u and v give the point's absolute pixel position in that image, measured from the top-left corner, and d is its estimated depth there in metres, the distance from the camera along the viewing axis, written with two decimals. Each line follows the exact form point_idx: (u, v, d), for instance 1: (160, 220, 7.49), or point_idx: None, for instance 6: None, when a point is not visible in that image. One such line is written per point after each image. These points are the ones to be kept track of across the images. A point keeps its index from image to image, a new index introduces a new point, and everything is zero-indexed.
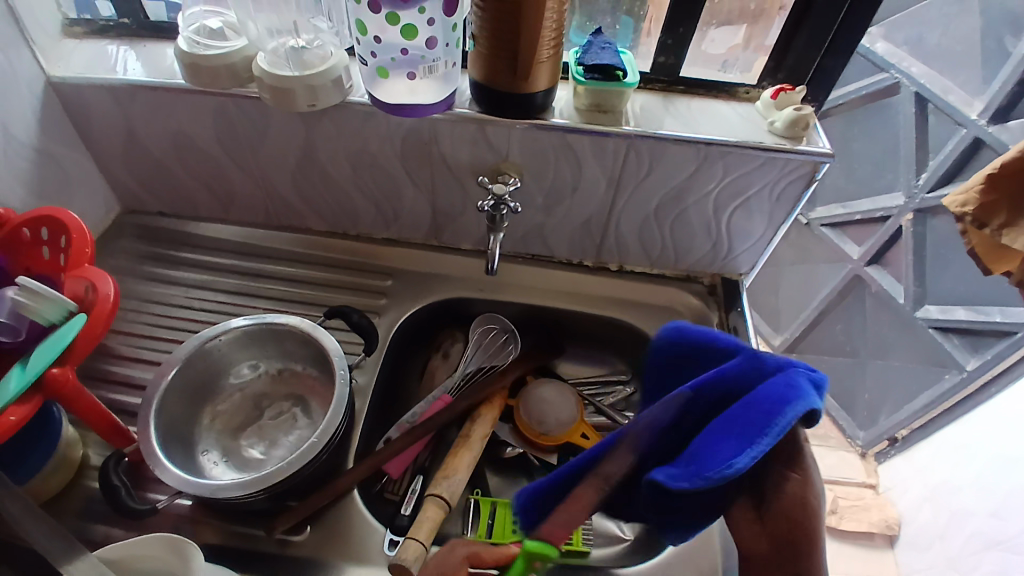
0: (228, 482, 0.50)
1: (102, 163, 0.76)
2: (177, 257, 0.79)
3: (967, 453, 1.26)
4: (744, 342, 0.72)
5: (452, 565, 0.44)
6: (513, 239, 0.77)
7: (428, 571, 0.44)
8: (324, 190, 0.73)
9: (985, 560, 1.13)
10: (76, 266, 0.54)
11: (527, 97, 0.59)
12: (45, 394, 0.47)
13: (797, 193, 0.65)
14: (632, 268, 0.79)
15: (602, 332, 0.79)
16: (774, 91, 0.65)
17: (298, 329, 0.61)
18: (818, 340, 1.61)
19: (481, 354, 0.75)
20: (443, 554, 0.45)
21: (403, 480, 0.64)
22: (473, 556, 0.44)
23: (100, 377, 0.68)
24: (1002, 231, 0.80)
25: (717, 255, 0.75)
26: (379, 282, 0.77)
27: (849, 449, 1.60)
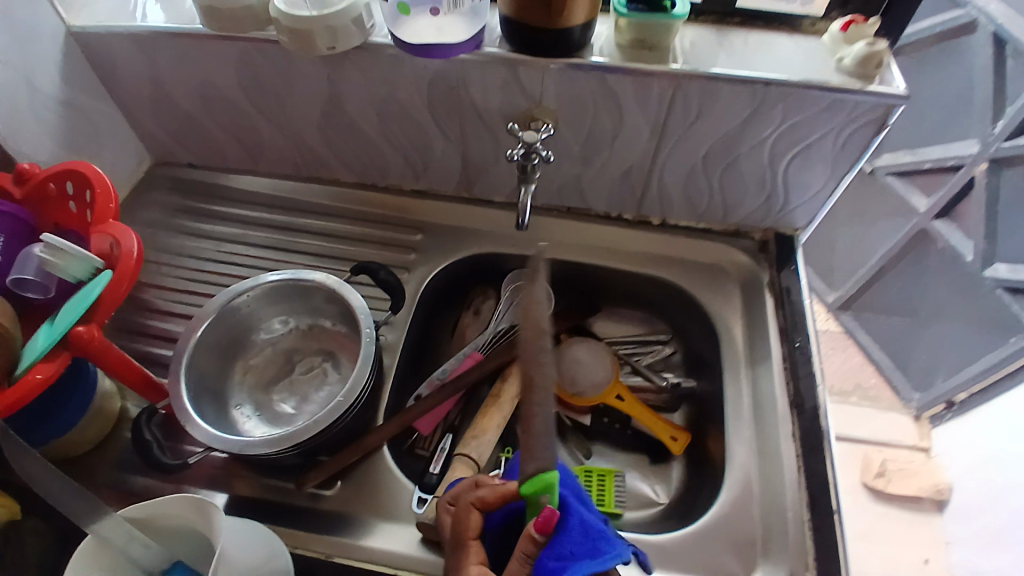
0: (256, 439, 0.51)
1: (130, 115, 0.75)
2: (210, 209, 0.79)
3: None
4: (797, 304, 0.67)
5: (461, 512, 0.46)
6: (548, 191, 0.72)
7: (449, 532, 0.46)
8: (350, 142, 0.70)
9: None
10: (102, 222, 0.54)
11: (563, 33, 0.54)
12: (72, 351, 0.48)
13: (865, 140, 0.58)
14: (675, 222, 0.74)
15: (641, 290, 0.74)
16: (845, 22, 0.58)
17: (325, 285, 0.59)
18: (876, 299, 1.50)
19: (515, 311, 0.72)
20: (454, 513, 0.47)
21: (433, 436, 0.64)
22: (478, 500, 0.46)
23: (137, 331, 0.70)
24: None
25: (770, 208, 0.69)
26: (409, 236, 0.75)
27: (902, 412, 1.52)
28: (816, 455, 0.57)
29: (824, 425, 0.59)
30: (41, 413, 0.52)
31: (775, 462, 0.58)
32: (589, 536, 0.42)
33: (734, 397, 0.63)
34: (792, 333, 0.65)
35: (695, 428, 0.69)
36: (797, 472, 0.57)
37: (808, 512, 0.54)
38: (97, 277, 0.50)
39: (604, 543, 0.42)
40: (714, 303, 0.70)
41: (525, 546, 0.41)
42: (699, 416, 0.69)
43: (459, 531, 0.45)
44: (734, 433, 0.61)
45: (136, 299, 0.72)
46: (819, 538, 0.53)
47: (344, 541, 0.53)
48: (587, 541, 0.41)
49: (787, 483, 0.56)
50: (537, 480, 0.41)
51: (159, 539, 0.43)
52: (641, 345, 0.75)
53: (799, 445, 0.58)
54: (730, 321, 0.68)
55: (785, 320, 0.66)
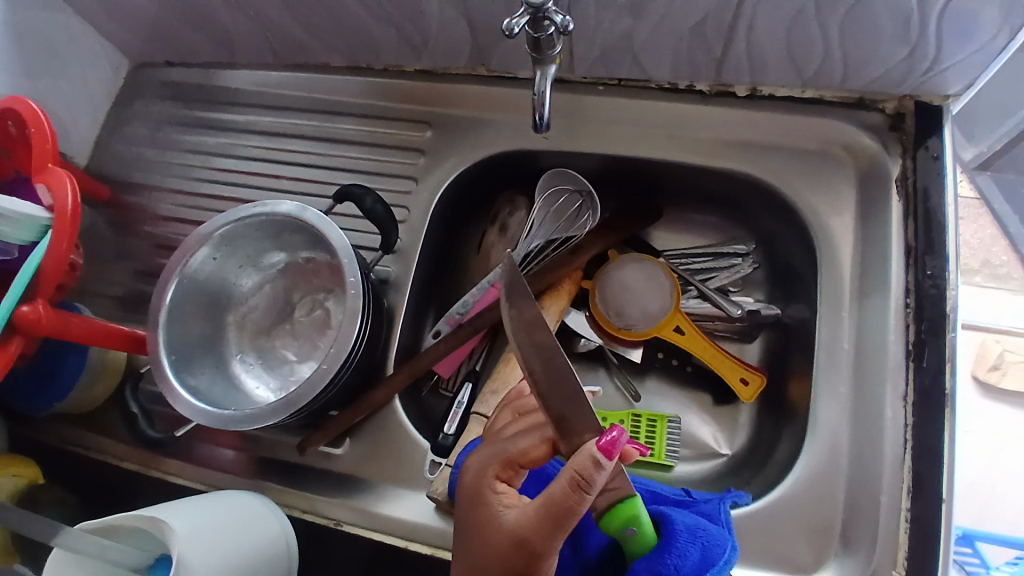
0: (237, 413, 0.44)
1: (81, 12, 0.62)
2: (195, 114, 0.67)
3: None
4: (936, 213, 0.47)
5: (489, 471, 0.38)
6: (589, 61, 0.54)
7: (477, 498, 0.37)
8: (326, 17, 0.54)
9: None
10: (41, 168, 0.47)
11: None
12: (25, 334, 0.42)
13: None
14: (769, 91, 0.53)
15: (715, 188, 0.57)
16: None
17: (302, 219, 0.48)
18: None
19: (550, 223, 0.59)
20: (478, 476, 0.38)
21: (456, 378, 0.55)
22: (510, 459, 0.38)
23: (151, 269, 0.66)
24: None
25: (914, 67, 0.47)
26: (417, 134, 0.60)
27: None
28: (933, 426, 0.43)
29: (950, 384, 0.44)
30: (43, 376, 0.52)
31: (875, 430, 0.45)
32: (694, 536, 0.38)
33: (830, 342, 0.49)
34: (923, 255, 0.47)
35: (776, 366, 0.55)
36: (903, 447, 0.44)
37: (908, 500, 0.43)
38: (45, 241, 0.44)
39: (712, 545, 0.38)
40: (813, 209, 0.52)
41: (580, 463, 0.33)
42: (782, 352, 0.55)
43: (499, 453, 0.38)
44: (824, 387, 0.48)
45: (147, 234, 0.67)
46: (918, 531, 0.42)
47: (352, 506, 0.48)
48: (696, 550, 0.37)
49: (887, 460, 0.44)
50: (616, 512, 0.37)
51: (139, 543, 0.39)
52: (714, 260, 0.59)
53: (912, 411, 0.44)
54: (835, 236, 0.51)
55: (916, 236, 0.48)
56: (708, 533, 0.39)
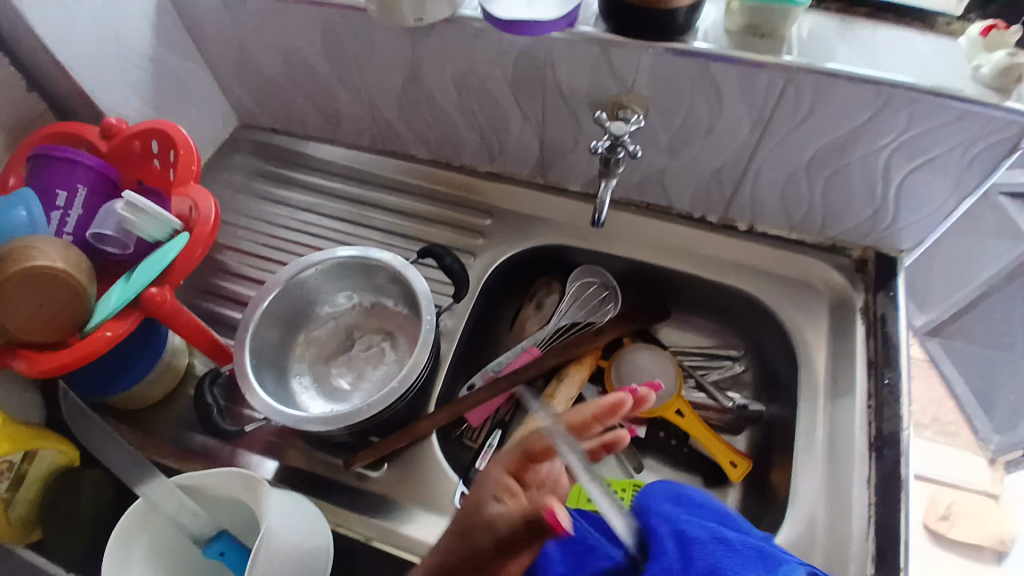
0: (311, 415, 0.51)
1: (216, 76, 0.74)
2: (282, 174, 0.79)
3: None
4: (892, 336, 0.60)
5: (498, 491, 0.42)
6: (628, 184, 0.68)
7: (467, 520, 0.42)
8: (427, 116, 0.68)
9: None
10: (183, 183, 0.53)
11: (669, 14, 0.49)
12: (143, 312, 0.47)
13: (999, 159, 0.51)
14: (764, 230, 0.68)
15: (717, 299, 0.69)
16: (985, 28, 0.49)
17: (390, 266, 0.58)
18: (973, 326, 1.27)
19: (578, 307, 0.69)
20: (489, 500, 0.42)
21: (482, 430, 0.62)
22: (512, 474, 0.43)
23: (209, 291, 0.71)
24: None
25: (877, 224, 0.62)
26: (478, 220, 0.72)
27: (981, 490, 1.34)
28: (892, 506, 0.52)
29: (905, 471, 0.53)
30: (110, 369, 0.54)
31: (845, 506, 0.53)
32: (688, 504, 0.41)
33: (807, 431, 0.58)
34: (882, 367, 0.58)
35: (760, 455, 0.64)
36: (867, 522, 0.52)
37: (873, 566, 0.50)
38: (174, 240, 0.50)
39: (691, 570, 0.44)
40: (796, 324, 0.64)
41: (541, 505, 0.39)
42: (765, 443, 0.64)
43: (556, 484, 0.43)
44: (803, 470, 0.56)
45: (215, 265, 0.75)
46: None
47: (384, 525, 0.53)
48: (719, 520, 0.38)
49: (856, 533, 0.52)
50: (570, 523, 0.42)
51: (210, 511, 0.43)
52: (709, 359, 0.70)
53: (874, 492, 0.53)
54: (813, 347, 0.62)
55: (877, 352, 0.59)
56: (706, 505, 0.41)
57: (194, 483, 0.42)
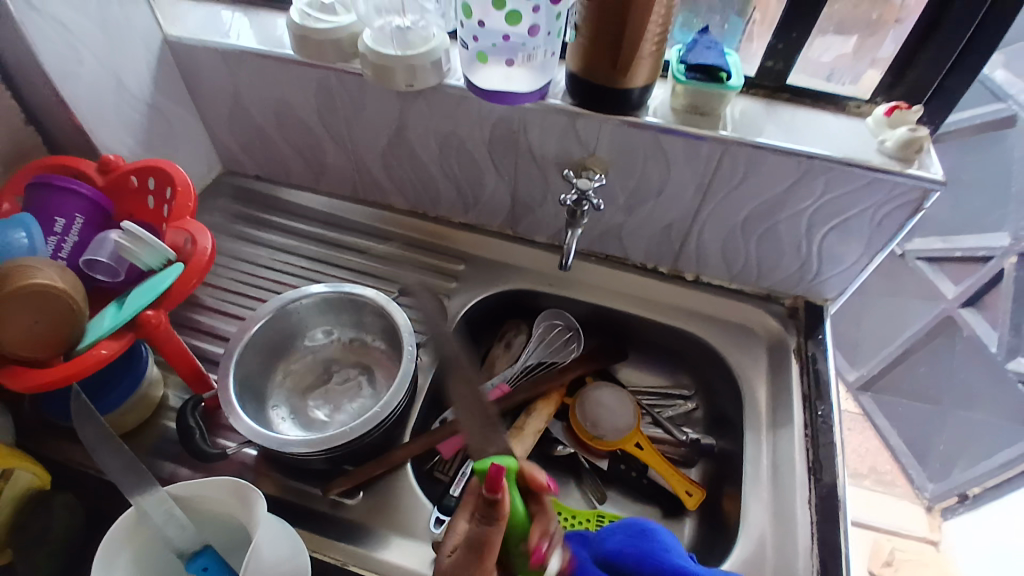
0: (292, 438, 0.53)
1: (208, 124, 0.79)
2: (262, 218, 0.83)
3: None
4: (821, 372, 0.68)
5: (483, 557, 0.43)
6: (589, 236, 0.75)
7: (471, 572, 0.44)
8: (409, 170, 0.75)
9: None
10: (178, 217, 0.56)
11: (624, 91, 0.58)
12: (137, 333, 0.49)
13: (902, 220, 0.61)
14: (708, 280, 0.76)
15: (670, 341, 0.76)
16: (888, 108, 0.60)
17: (374, 301, 0.63)
18: (897, 380, 1.52)
19: (543, 348, 0.75)
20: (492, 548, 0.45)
21: (453, 461, 0.65)
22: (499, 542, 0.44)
23: (180, 323, 0.72)
24: None
25: (804, 275, 0.71)
26: (452, 265, 0.78)
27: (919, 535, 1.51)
28: (832, 523, 0.58)
29: (841, 496, 0.59)
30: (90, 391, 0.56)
31: (790, 526, 0.58)
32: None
33: (753, 458, 0.64)
34: (814, 400, 0.66)
35: (712, 485, 0.69)
36: (811, 539, 0.57)
37: None
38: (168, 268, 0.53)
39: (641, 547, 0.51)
40: (739, 363, 0.71)
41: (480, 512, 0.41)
42: (716, 474, 0.69)
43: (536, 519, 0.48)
44: (751, 493, 0.62)
45: None
46: None
47: (357, 551, 0.54)
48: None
49: (801, 550, 0.57)
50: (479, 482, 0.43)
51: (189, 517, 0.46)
52: (662, 398, 0.76)
53: (815, 511, 0.59)
54: (755, 383, 0.69)
55: (809, 386, 0.67)
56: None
57: (186, 494, 0.44)
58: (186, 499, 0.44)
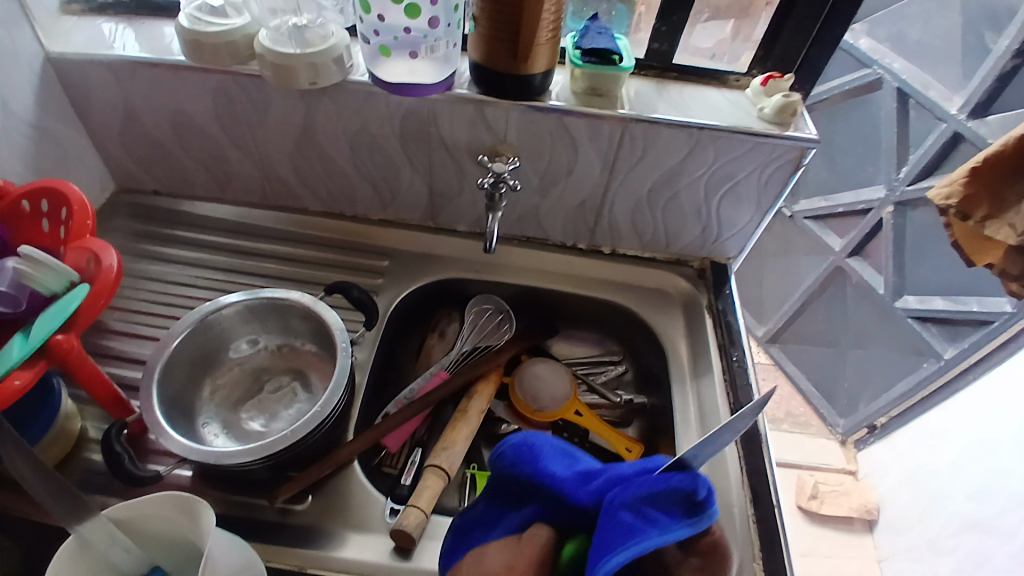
0: (232, 449, 0.52)
1: (97, 140, 0.74)
2: (167, 234, 0.79)
3: (927, 446, 1.40)
4: (731, 323, 0.75)
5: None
6: (508, 221, 0.78)
7: None
8: (322, 171, 0.74)
9: (914, 526, 1.38)
10: (78, 238, 0.53)
11: (526, 78, 0.61)
12: (49, 360, 0.47)
13: (784, 177, 0.68)
14: (623, 252, 0.81)
15: (594, 313, 0.80)
16: (763, 78, 0.67)
17: (301, 304, 0.62)
18: (801, 329, 1.70)
19: (476, 333, 0.76)
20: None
21: (401, 454, 0.65)
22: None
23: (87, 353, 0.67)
24: (985, 222, 0.81)
25: (706, 238, 0.77)
26: (376, 262, 0.78)
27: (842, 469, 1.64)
28: (756, 454, 0.64)
29: (761, 431, 0.65)
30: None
31: (720, 462, 0.64)
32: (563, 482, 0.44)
33: (682, 409, 0.70)
34: (729, 348, 0.73)
35: (648, 440, 0.74)
36: (740, 472, 0.63)
37: (751, 506, 0.61)
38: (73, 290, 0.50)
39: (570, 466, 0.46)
40: (659, 324, 0.77)
41: None
42: (650, 429, 0.74)
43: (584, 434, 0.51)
44: (683, 439, 0.67)
45: None
46: (763, 528, 0.60)
47: (313, 553, 0.54)
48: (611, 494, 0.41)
49: (732, 483, 0.62)
50: None
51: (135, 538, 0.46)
52: (594, 365, 0.80)
53: (741, 447, 0.65)
54: (675, 341, 0.75)
55: (723, 336, 0.74)
56: (525, 462, 0.45)
57: (126, 516, 0.44)
58: (128, 521, 0.45)
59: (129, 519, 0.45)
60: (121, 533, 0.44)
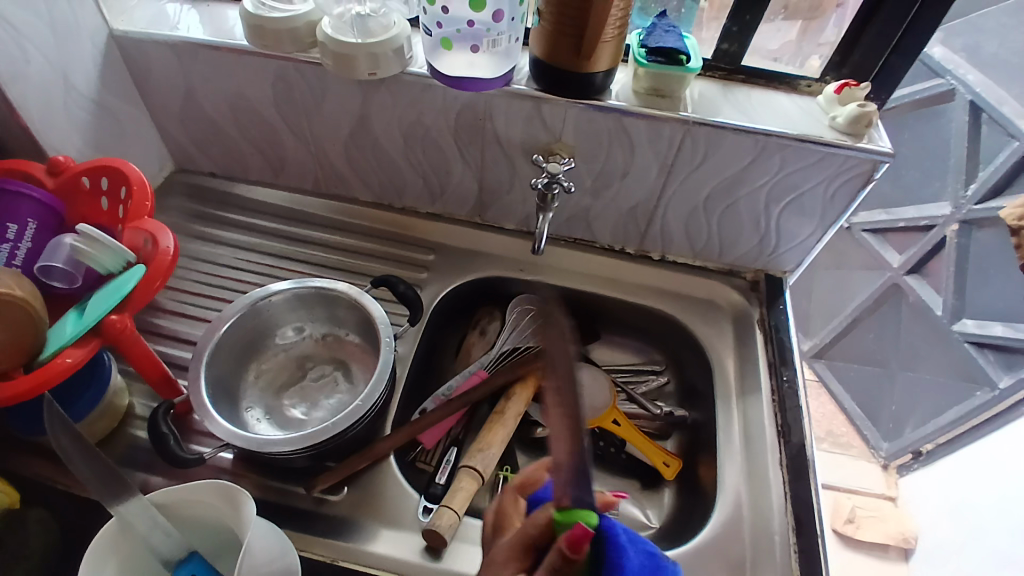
0: (275, 437, 0.52)
1: (157, 119, 0.76)
2: (219, 215, 0.80)
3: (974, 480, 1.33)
4: (784, 341, 0.72)
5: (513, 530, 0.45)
6: (557, 221, 0.76)
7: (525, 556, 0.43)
8: (373, 161, 0.74)
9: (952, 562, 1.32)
10: (136, 218, 0.53)
11: (587, 76, 0.59)
12: (102, 339, 0.48)
13: (853, 191, 0.64)
14: (674, 258, 0.78)
15: (639, 321, 0.78)
16: (838, 85, 0.63)
17: (347, 294, 0.62)
18: (849, 347, 1.63)
19: (518, 333, 0.75)
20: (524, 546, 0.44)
21: (436, 451, 0.65)
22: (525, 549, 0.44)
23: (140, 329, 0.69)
24: None
25: (763, 250, 0.74)
26: (421, 255, 0.77)
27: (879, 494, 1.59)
28: (803, 482, 0.61)
29: (811, 457, 0.62)
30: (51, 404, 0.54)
31: (763, 487, 0.62)
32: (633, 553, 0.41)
33: (726, 426, 0.67)
34: (780, 367, 0.70)
35: (687, 455, 0.71)
36: (784, 498, 0.60)
37: (795, 535, 0.58)
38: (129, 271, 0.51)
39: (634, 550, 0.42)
40: (707, 336, 0.74)
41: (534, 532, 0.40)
42: (690, 444, 0.72)
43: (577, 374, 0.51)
44: (725, 459, 0.65)
45: None
46: (805, 559, 0.57)
47: (344, 546, 0.54)
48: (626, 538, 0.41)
49: (776, 508, 0.60)
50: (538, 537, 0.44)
51: (175, 521, 0.47)
52: (635, 374, 0.78)
53: (786, 472, 0.62)
54: (722, 354, 0.72)
55: (774, 355, 0.71)
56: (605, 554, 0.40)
57: (168, 500, 0.45)
58: (170, 505, 0.46)
59: (170, 503, 0.46)
60: (162, 519, 0.45)
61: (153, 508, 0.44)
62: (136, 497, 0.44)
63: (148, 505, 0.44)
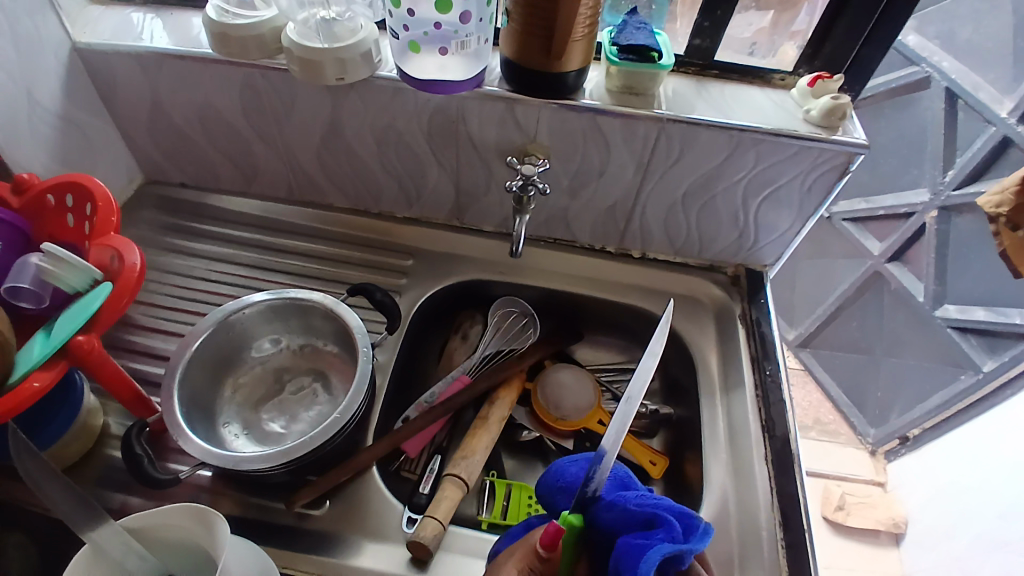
0: (250, 454, 0.51)
1: (125, 132, 0.74)
2: (191, 227, 0.78)
3: (960, 463, 1.35)
4: (766, 334, 0.72)
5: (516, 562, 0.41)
6: (536, 221, 0.76)
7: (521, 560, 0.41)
8: (347, 167, 0.73)
9: (942, 543, 1.34)
10: (102, 235, 0.52)
11: (560, 76, 0.58)
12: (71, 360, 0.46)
13: (829, 184, 0.64)
14: (654, 255, 0.78)
15: (621, 319, 0.78)
16: (811, 78, 0.63)
17: (323, 304, 0.61)
18: (833, 335, 1.65)
19: (500, 336, 0.74)
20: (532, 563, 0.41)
21: (420, 459, 0.64)
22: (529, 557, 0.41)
23: (112, 346, 0.67)
24: None
25: (742, 245, 0.74)
26: (400, 261, 0.77)
27: (869, 479, 1.60)
28: (788, 475, 0.61)
29: (794, 450, 0.63)
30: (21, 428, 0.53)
31: (749, 482, 0.62)
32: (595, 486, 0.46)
33: (711, 423, 0.67)
34: (762, 362, 0.70)
35: (673, 453, 0.71)
36: (770, 492, 0.61)
37: (782, 531, 0.58)
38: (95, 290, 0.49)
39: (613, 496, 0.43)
40: (689, 333, 0.74)
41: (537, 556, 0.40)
42: (676, 442, 0.72)
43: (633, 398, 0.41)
44: (711, 456, 0.65)
45: None
46: (792, 554, 0.57)
47: (327, 560, 0.53)
48: (652, 500, 0.41)
49: (761, 504, 0.60)
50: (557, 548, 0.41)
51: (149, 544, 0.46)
52: (619, 373, 0.78)
53: (772, 467, 0.62)
54: (705, 351, 0.72)
55: (756, 350, 0.71)
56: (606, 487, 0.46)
57: (140, 525, 0.44)
58: (143, 530, 0.45)
59: (144, 528, 0.45)
60: (137, 543, 0.44)
61: (125, 534, 0.43)
62: (108, 523, 0.43)
63: (119, 531, 0.43)
